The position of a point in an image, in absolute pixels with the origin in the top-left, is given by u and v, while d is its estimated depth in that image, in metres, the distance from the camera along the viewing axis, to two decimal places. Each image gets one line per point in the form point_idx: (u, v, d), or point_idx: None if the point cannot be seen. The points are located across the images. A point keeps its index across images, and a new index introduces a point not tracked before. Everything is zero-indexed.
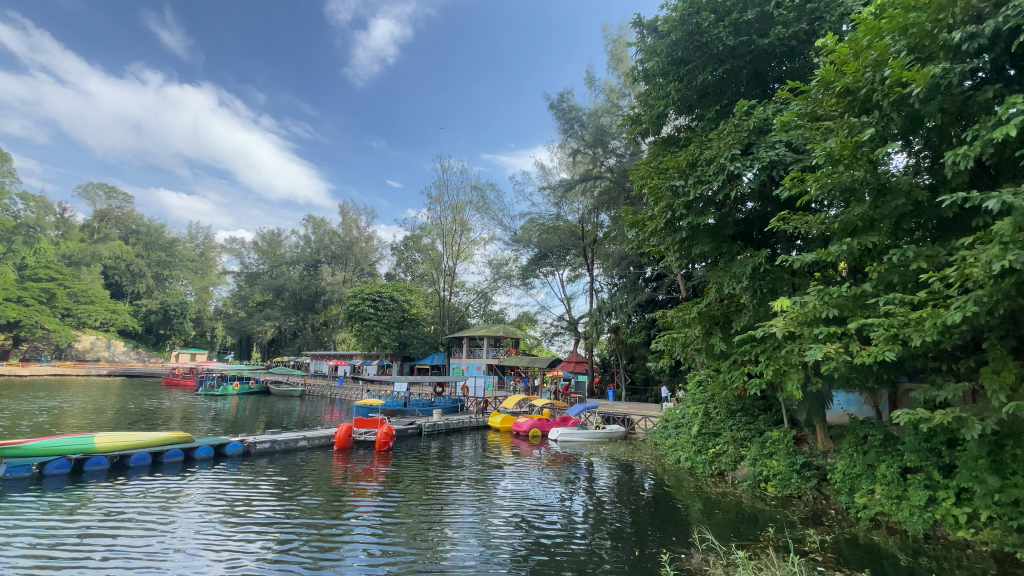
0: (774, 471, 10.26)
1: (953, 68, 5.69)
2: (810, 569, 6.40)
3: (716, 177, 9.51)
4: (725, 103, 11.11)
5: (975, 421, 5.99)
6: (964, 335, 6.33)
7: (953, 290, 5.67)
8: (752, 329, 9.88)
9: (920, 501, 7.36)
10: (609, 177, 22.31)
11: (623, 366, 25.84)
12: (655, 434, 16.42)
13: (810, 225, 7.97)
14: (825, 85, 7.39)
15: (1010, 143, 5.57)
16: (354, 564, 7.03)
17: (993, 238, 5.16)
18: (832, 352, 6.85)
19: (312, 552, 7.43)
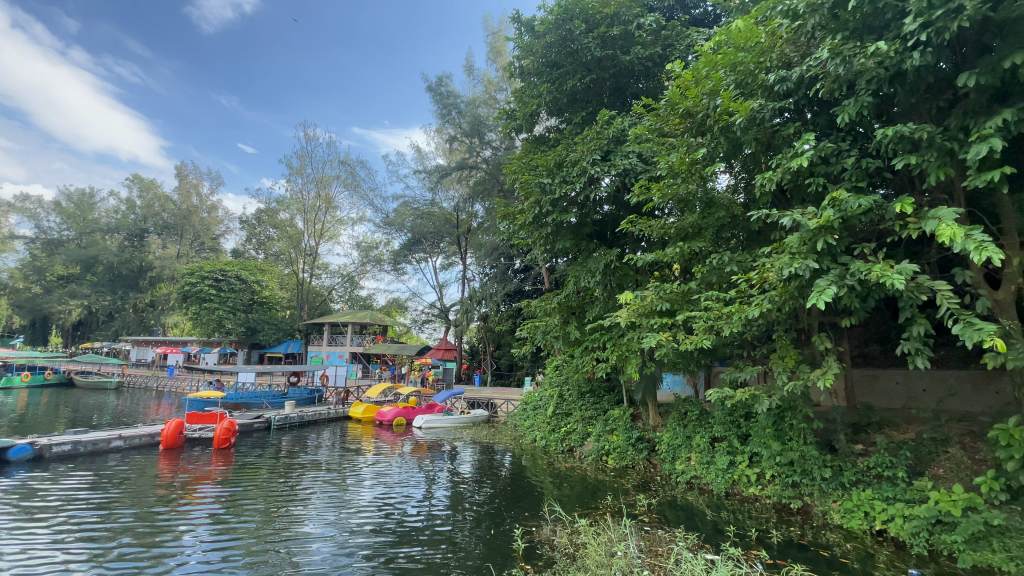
0: (614, 445, 11.48)
1: (768, 105, 6.79)
2: (638, 529, 7.26)
3: (579, 178, 10.25)
4: (590, 111, 11.97)
5: (765, 397, 7.35)
6: (761, 328, 7.68)
7: (755, 290, 6.85)
8: (602, 318, 10.85)
9: (723, 464, 8.84)
10: (484, 168, 22.68)
11: (489, 352, 26.64)
12: (515, 417, 17.26)
13: (653, 229, 8.97)
14: (672, 105, 8.29)
15: (802, 173, 6.81)
16: (189, 560, 6.23)
17: (787, 249, 6.30)
18: (664, 339, 7.87)
19: (135, 551, 6.44)
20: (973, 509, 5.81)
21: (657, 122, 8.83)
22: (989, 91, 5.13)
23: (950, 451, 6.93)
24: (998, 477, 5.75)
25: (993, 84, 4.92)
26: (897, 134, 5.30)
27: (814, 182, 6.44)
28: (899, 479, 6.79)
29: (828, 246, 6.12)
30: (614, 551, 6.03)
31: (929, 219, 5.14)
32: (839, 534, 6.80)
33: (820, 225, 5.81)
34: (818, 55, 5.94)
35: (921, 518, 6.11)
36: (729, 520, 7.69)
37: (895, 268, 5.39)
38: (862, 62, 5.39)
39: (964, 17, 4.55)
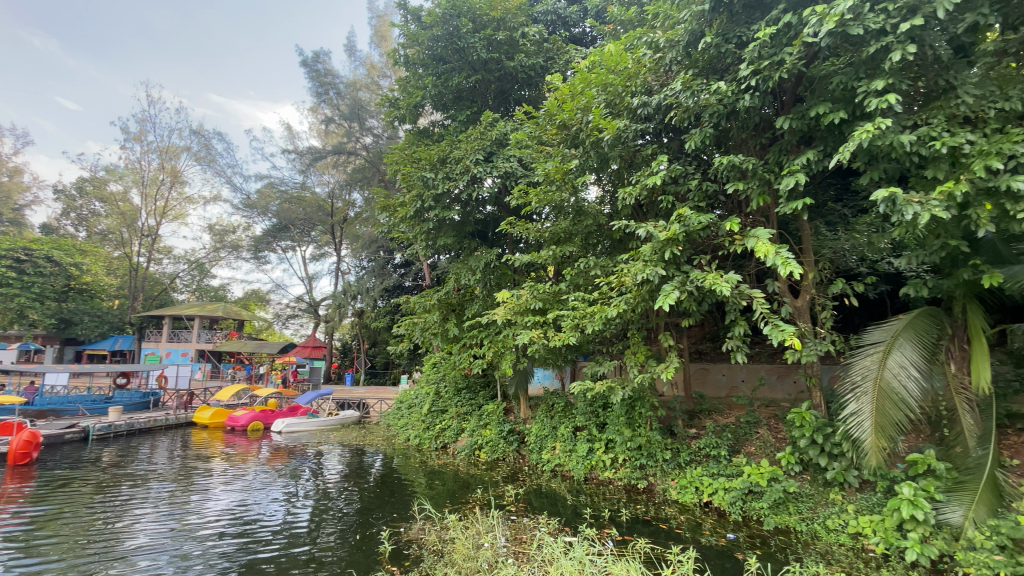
0: (486, 440, 11.77)
1: (632, 126, 7.45)
2: (505, 518, 7.51)
3: (462, 176, 10.30)
4: (475, 111, 12.10)
5: (620, 389, 8.09)
6: (620, 327, 8.43)
7: (615, 292, 7.47)
8: (480, 316, 11.03)
9: (583, 452, 9.56)
10: (364, 156, 21.68)
11: (363, 350, 25.58)
12: (389, 417, 16.81)
13: (531, 232, 9.31)
14: (551, 115, 8.70)
15: (657, 190, 7.58)
16: None
17: (642, 256, 6.99)
18: (535, 336, 8.27)
19: None
20: (775, 479, 7.02)
21: (536, 130, 9.19)
22: (798, 135, 6.20)
23: (760, 431, 8.30)
24: (793, 452, 7.01)
25: (800, 129, 5.96)
26: (730, 163, 6.15)
27: (666, 199, 7.22)
28: (722, 457, 7.96)
29: (674, 256, 6.92)
30: (481, 543, 6.19)
31: (751, 237, 6.07)
32: (675, 507, 7.65)
33: (669, 237, 6.54)
34: (673, 86, 6.63)
35: (738, 489, 7.20)
36: (587, 502, 8.31)
37: (724, 277, 6.25)
38: (706, 97, 6.15)
39: (783, 70, 5.42)
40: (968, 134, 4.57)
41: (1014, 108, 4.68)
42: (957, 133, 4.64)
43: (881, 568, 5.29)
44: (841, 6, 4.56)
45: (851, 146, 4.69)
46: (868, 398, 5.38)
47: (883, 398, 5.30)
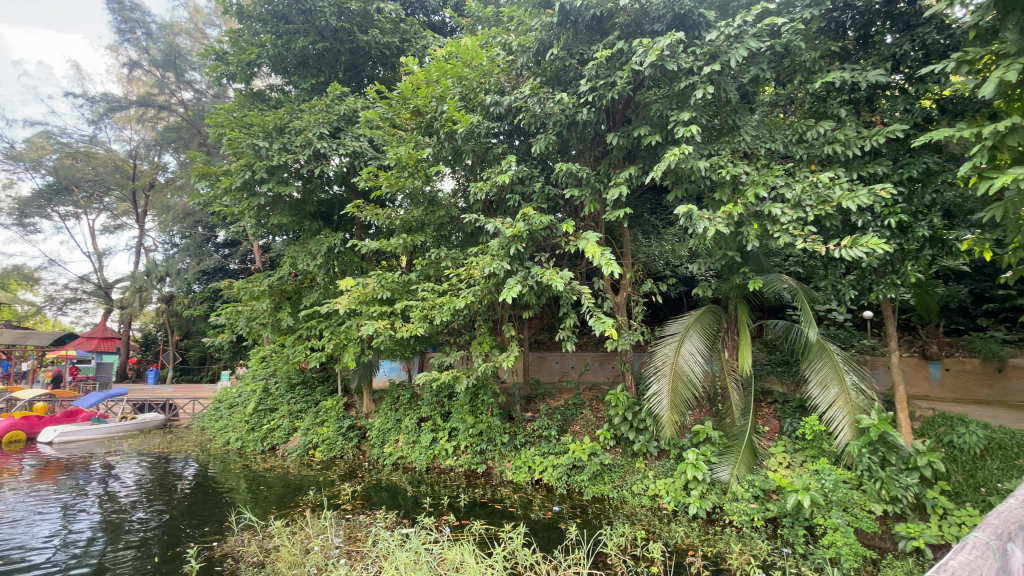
0: (322, 438, 11.03)
1: (485, 122, 7.59)
2: (338, 518, 7.12)
3: (303, 150, 9.41)
4: (321, 81, 11.15)
5: (464, 379, 8.28)
6: (468, 318, 8.60)
7: (463, 284, 7.58)
8: (319, 305, 10.29)
9: (426, 442, 9.57)
10: (181, 113, 18.48)
11: (173, 343, 21.90)
12: (204, 418, 14.70)
13: (380, 217, 8.82)
14: (404, 99, 8.42)
15: (506, 188, 7.85)
16: None
17: (489, 251, 7.18)
18: (381, 328, 8.00)
19: None
20: (595, 453, 7.90)
21: (388, 112, 8.77)
22: (625, 152, 6.99)
23: (584, 412, 9.28)
24: (609, 429, 7.98)
25: (627, 146, 6.72)
26: (569, 170, 6.67)
27: (513, 197, 7.53)
28: (552, 437, 8.71)
29: (517, 252, 7.27)
30: (310, 547, 5.80)
31: (583, 239, 6.68)
32: (510, 488, 8.12)
33: (514, 234, 6.85)
34: (524, 88, 6.91)
35: (564, 465, 7.95)
36: (427, 492, 8.32)
37: (561, 274, 6.76)
38: (550, 105, 6.56)
39: (615, 91, 6.03)
40: (745, 166, 5.66)
41: (776, 149, 5.92)
42: (738, 165, 5.71)
43: (671, 521, 6.34)
44: (661, 43, 5.23)
45: (665, 166, 5.44)
46: (666, 379, 6.37)
47: (677, 379, 6.33)
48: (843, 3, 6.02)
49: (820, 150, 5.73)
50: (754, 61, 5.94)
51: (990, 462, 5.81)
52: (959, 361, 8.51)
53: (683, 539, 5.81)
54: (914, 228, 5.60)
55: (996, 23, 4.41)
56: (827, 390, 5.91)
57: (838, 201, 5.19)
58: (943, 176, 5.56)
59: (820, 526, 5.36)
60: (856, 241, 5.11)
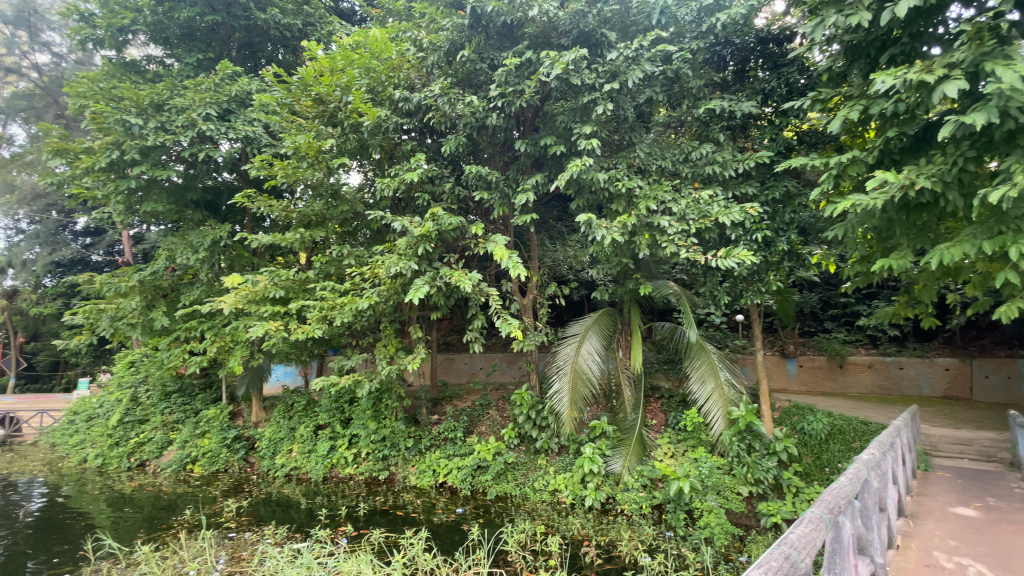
0: (203, 451, 9.99)
1: (393, 118, 7.38)
2: (220, 538, 6.49)
3: (185, 131, 8.47)
4: (210, 57, 10.14)
5: (366, 382, 7.97)
6: (370, 319, 8.31)
7: (365, 283, 7.30)
8: (202, 304, 9.34)
9: (323, 451, 9.06)
10: (32, 78, 15.80)
11: (13, 347, 18.60)
12: (53, 435, 12.64)
13: (274, 209, 8.22)
14: (305, 86, 7.92)
15: (414, 187, 7.71)
16: None
17: (395, 250, 6.98)
18: (272, 329, 7.43)
19: None
20: (499, 453, 8.01)
21: (287, 98, 8.18)
22: (532, 159, 7.19)
23: (489, 413, 9.38)
24: (513, 428, 8.14)
25: (534, 154, 6.91)
26: (477, 173, 6.70)
27: (421, 196, 7.41)
28: (457, 439, 8.70)
29: (425, 252, 7.16)
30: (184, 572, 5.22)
31: (491, 241, 6.72)
32: (412, 493, 7.93)
33: (421, 234, 6.71)
34: (433, 87, 6.82)
35: (468, 466, 7.96)
36: (323, 503, 7.88)
37: (468, 276, 6.74)
38: (460, 107, 6.55)
39: (523, 99, 6.18)
40: (640, 180, 6.09)
41: (666, 166, 6.45)
42: (633, 178, 6.14)
43: (568, 514, 6.63)
44: (567, 57, 5.46)
45: (569, 174, 5.68)
46: (567, 378, 6.67)
47: (577, 378, 6.65)
48: (724, 39, 6.73)
49: (702, 169, 6.34)
50: (650, 83, 6.42)
51: (831, 445, 6.80)
52: (811, 358, 9.85)
53: (579, 530, 6.11)
54: (776, 243, 6.40)
55: (841, 71, 5.19)
56: (705, 385, 6.53)
57: (716, 216, 5.79)
58: (799, 199, 6.42)
59: (698, 509, 5.92)
60: (730, 252, 5.71)
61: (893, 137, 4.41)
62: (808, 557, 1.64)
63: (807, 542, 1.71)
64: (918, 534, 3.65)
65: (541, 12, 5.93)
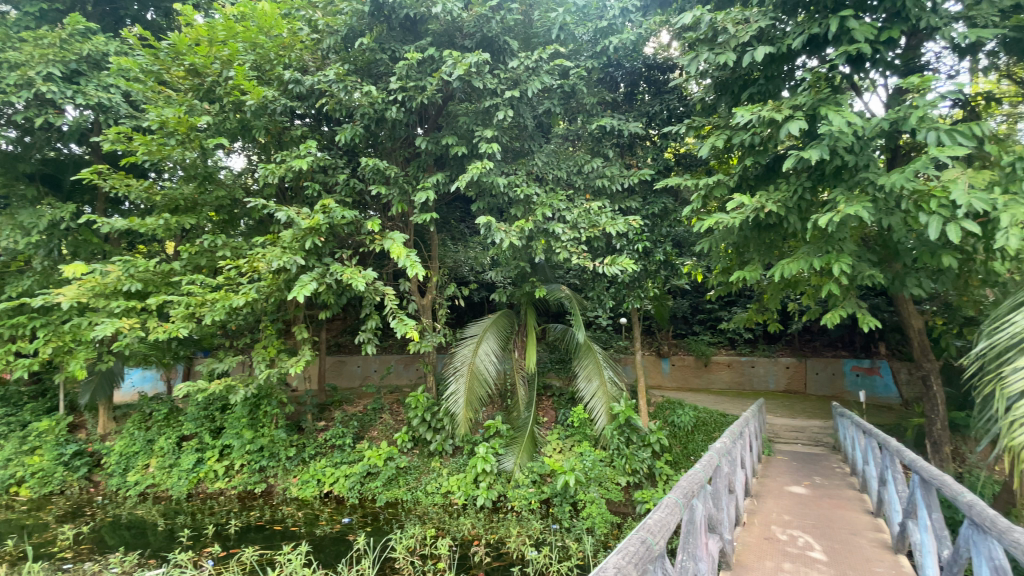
0: (30, 471, 8.38)
1: (281, 99, 6.81)
2: (49, 572, 5.49)
3: (16, 90, 7.07)
4: (53, 6, 8.59)
5: (241, 388, 7.25)
6: (249, 317, 7.61)
7: (243, 278, 6.65)
8: (32, 297, 7.85)
9: (189, 464, 8.09)
10: None
11: None
12: None
13: (131, 190, 7.18)
14: (177, 54, 7.02)
15: (304, 176, 7.20)
16: None
17: (279, 243, 6.44)
18: (124, 328, 6.46)
19: None
20: (390, 458, 7.76)
21: (153, 64, 7.19)
22: (433, 157, 7.11)
23: (382, 416, 9.08)
24: (406, 431, 7.95)
25: (435, 152, 6.84)
26: (374, 167, 6.45)
27: (310, 186, 6.93)
28: (345, 446, 8.31)
29: (314, 247, 6.71)
30: None
31: (388, 238, 6.45)
32: (293, 506, 7.37)
33: (310, 227, 6.27)
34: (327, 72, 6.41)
35: (356, 474, 7.59)
36: (186, 523, 7.03)
37: (361, 273, 6.40)
38: (357, 96, 6.24)
39: (425, 95, 6.07)
40: (537, 188, 6.30)
41: (561, 176, 6.74)
42: (531, 186, 6.32)
43: (459, 515, 6.64)
44: (469, 59, 5.48)
45: (469, 176, 5.68)
46: (463, 379, 6.67)
47: (473, 379, 6.68)
48: (616, 62, 7.25)
49: (594, 181, 6.76)
50: (548, 95, 6.69)
51: (696, 436, 7.60)
52: (682, 357, 10.94)
53: (470, 531, 6.15)
54: (654, 253, 7.03)
55: (711, 103, 5.84)
56: (591, 382, 6.90)
57: (604, 226, 6.21)
58: (674, 215, 7.16)
59: (582, 501, 6.26)
60: (615, 260, 6.12)
61: (750, 165, 5.05)
62: (661, 539, 1.79)
63: (662, 526, 1.86)
64: (760, 511, 4.21)
65: (445, 10, 5.88)
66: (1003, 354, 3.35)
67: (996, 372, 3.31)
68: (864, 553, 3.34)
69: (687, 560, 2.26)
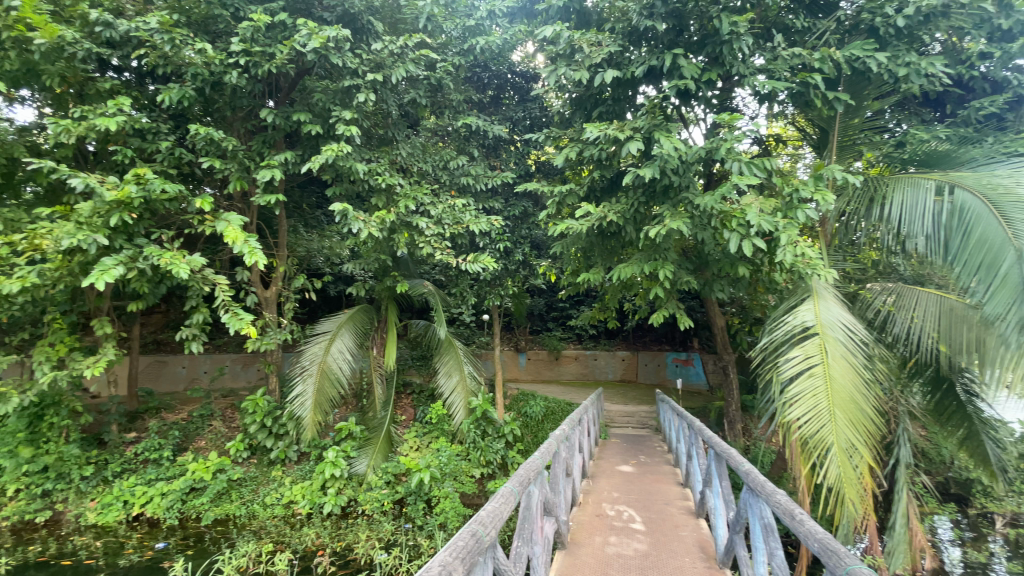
0: None
1: (85, 43, 5.57)
2: None
3: None
4: None
5: (12, 396, 5.73)
6: (29, 307, 6.09)
7: (18, 258, 5.28)
8: None
9: None
10: None
11: None
12: None
13: None
14: None
15: (116, 139, 5.99)
16: None
17: (74, 217, 5.25)
18: None
19: None
20: (221, 470, 6.85)
21: None
22: (283, 134, 6.45)
23: (212, 424, 8.00)
24: (243, 439, 7.12)
25: (285, 129, 6.21)
26: (207, 136, 5.61)
27: (123, 152, 5.79)
28: (163, 459, 7.14)
29: (124, 223, 5.60)
30: None
31: (222, 220, 5.67)
32: (88, 535, 6.08)
33: (119, 200, 5.22)
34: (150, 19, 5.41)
35: (177, 491, 6.54)
36: None
37: (186, 259, 5.50)
38: (189, 52, 5.38)
39: (274, 65, 5.46)
40: (399, 179, 6.10)
41: (425, 169, 6.65)
42: (393, 176, 6.10)
43: (303, 526, 6.14)
44: (327, 32, 5.08)
45: (322, 159, 5.27)
46: (312, 379, 6.17)
47: (324, 378, 6.22)
48: (483, 64, 7.41)
49: (458, 178, 6.81)
50: (414, 85, 6.54)
51: (546, 425, 8.10)
52: (536, 351, 11.63)
53: (314, 541, 5.73)
54: (515, 253, 7.35)
55: (568, 116, 6.28)
56: (450, 377, 6.86)
57: (467, 223, 6.27)
58: (533, 218, 7.59)
59: (436, 497, 6.24)
60: (476, 257, 6.20)
61: (597, 177, 5.53)
62: (493, 530, 1.83)
63: (494, 517, 1.91)
64: (594, 491, 4.62)
65: None
66: (777, 349, 4.13)
67: (771, 362, 4.08)
68: (673, 520, 3.86)
69: (522, 546, 2.36)
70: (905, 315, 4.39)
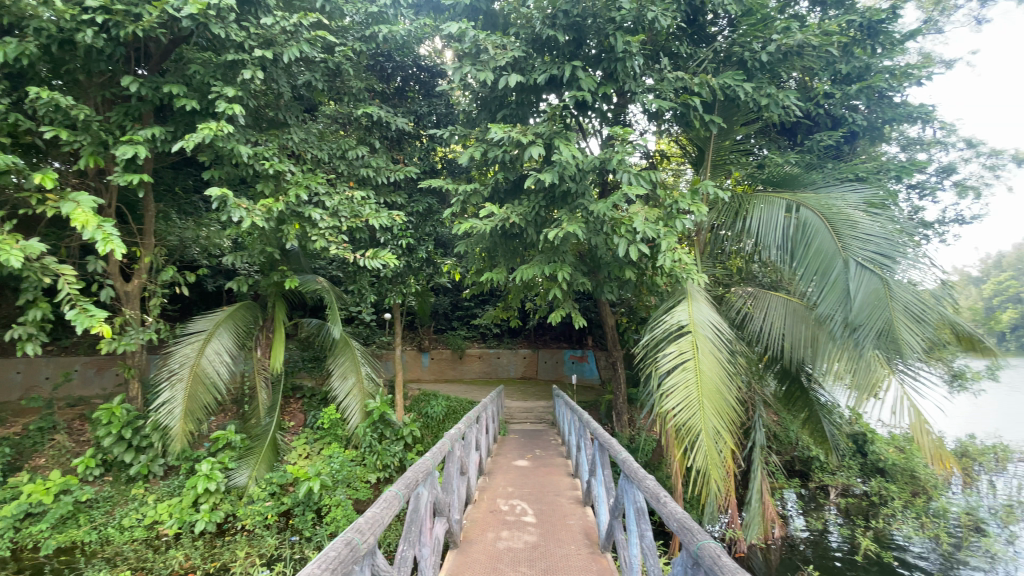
0: None
1: None
2: None
3: None
4: None
5: None
6: None
7: None
8: None
9: None
10: None
11: None
12: None
13: None
14: None
15: None
16: None
17: None
18: None
19: None
20: (66, 491, 5.83)
21: None
22: (152, 107, 5.70)
23: (55, 438, 6.84)
24: (94, 454, 6.18)
25: (154, 101, 5.48)
26: (51, 100, 4.76)
27: None
28: None
29: None
30: None
31: (69, 201, 4.85)
32: None
33: None
34: None
35: (7, 519, 5.44)
36: None
37: (19, 244, 4.62)
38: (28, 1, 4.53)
39: (140, 27, 4.79)
40: (290, 165, 5.68)
41: (320, 157, 6.26)
42: (283, 162, 5.66)
43: (170, 548, 5.48)
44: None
45: (196, 138, 4.74)
46: (182, 385, 5.53)
47: (196, 383, 5.61)
48: (386, 53, 7.15)
49: (358, 170, 6.52)
50: (310, 67, 6.13)
51: (446, 424, 8.05)
52: (439, 350, 11.53)
53: (182, 564, 5.21)
54: (417, 250, 7.21)
55: (473, 115, 6.28)
56: (345, 380, 6.54)
57: (367, 217, 6.02)
58: (437, 216, 7.51)
59: (326, 506, 5.90)
60: (376, 253, 5.96)
61: (501, 178, 5.60)
62: (370, 537, 1.76)
63: (373, 523, 1.84)
64: (489, 487, 4.68)
65: None
66: (656, 346, 4.49)
67: (651, 358, 4.43)
68: (561, 511, 4.03)
69: (407, 549, 2.30)
70: (760, 314, 5.03)
